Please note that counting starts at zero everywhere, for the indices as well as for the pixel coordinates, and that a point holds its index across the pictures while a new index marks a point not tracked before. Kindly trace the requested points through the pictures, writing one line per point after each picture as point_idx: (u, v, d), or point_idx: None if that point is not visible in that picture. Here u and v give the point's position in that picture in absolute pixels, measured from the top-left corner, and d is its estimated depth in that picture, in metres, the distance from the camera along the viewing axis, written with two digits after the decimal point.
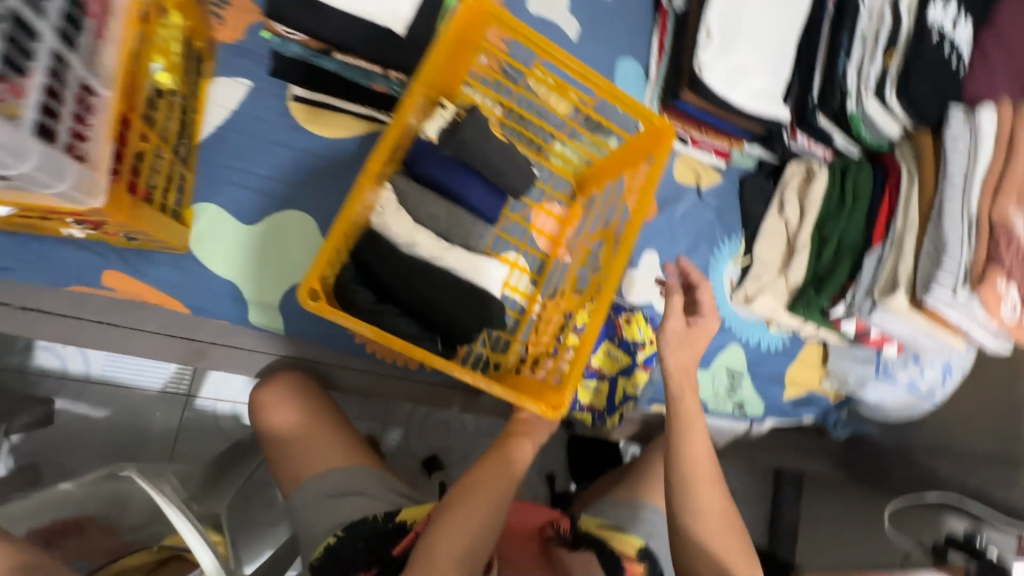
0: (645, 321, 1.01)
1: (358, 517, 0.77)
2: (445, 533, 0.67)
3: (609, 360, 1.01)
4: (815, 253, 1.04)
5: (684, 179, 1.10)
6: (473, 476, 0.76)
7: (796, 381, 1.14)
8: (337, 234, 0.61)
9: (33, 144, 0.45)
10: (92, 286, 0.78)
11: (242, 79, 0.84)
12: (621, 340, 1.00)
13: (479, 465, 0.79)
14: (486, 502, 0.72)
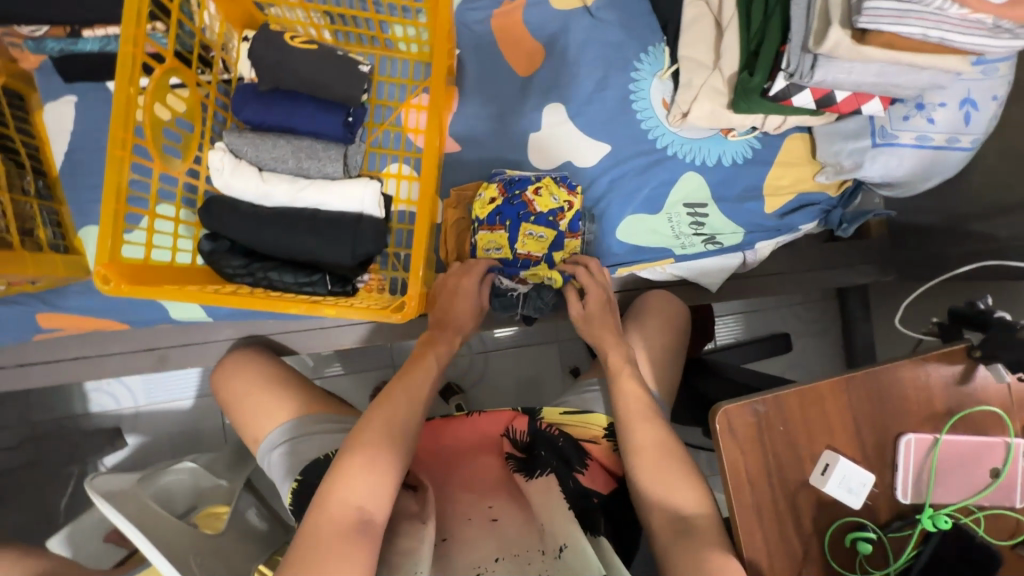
0: (558, 186, 0.85)
1: (315, 458, 0.80)
2: (340, 481, 0.60)
3: (535, 242, 0.85)
4: (744, 23, 0.82)
5: (566, 5, 0.92)
6: (372, 413, 0.68)
7: (780, 188, 0.94)
8: (113, 203, 0.58)
9: None
10: (45, 331, 0.88)
11: (64, 96, 0.83)
12: (537, 216, 0.84)
13: (379, 398, 0.71)
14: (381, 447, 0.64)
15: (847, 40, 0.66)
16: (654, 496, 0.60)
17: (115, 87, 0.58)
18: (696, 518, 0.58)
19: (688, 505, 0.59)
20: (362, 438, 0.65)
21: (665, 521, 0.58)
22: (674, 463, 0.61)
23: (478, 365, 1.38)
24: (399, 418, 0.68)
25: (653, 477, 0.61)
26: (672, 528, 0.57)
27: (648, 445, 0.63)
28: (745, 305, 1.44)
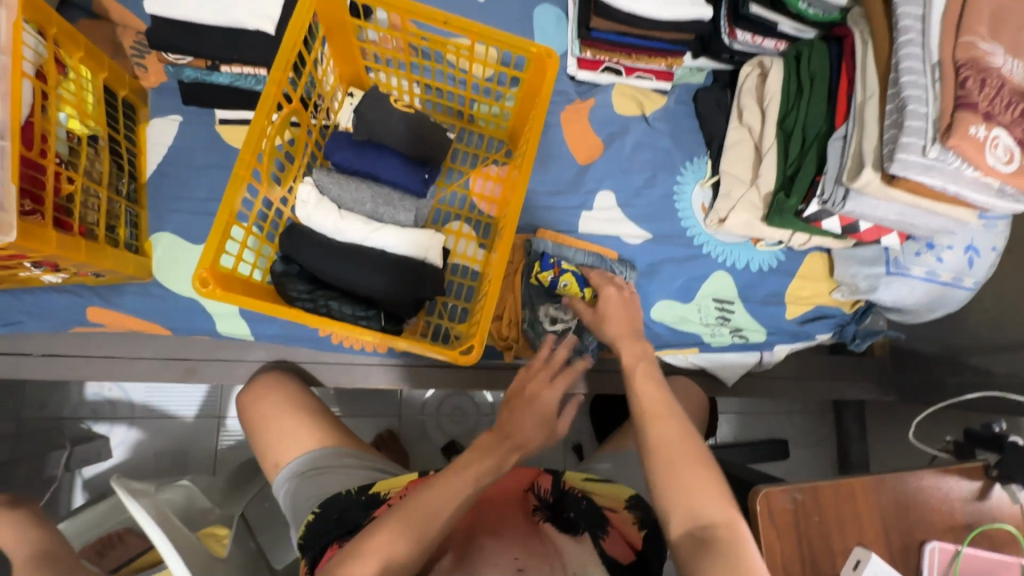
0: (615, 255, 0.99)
1: (336, 492, 0.79)
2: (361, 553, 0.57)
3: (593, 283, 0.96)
4: (781, 152, 0.94)
5: (626, 111, 1.04)
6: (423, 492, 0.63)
7: (800, 298, 1.02)
8: (226, 214, 0.65)
9: None
10: (82, 325, 0.89)
11: (173, 115, 0.91)
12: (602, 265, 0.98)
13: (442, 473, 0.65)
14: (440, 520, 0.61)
15: (876, 180, 0.76)
16: (676, 505, 0.57)
17: (253, 116, 0.67)
18: (715, 527, 0.56)
19: (711, 516, 0.57)
20: (419, 508, 0.61)
21: (683, 531, 0.56)
22: (702, 467, 0.59)
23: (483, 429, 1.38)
24: (459, 486, 0.64)
25: (671, 492, 0.58)
26: (689, 539, 0.56)
27: (667, 450, 0.60)
28: (747, 407, 1.49)
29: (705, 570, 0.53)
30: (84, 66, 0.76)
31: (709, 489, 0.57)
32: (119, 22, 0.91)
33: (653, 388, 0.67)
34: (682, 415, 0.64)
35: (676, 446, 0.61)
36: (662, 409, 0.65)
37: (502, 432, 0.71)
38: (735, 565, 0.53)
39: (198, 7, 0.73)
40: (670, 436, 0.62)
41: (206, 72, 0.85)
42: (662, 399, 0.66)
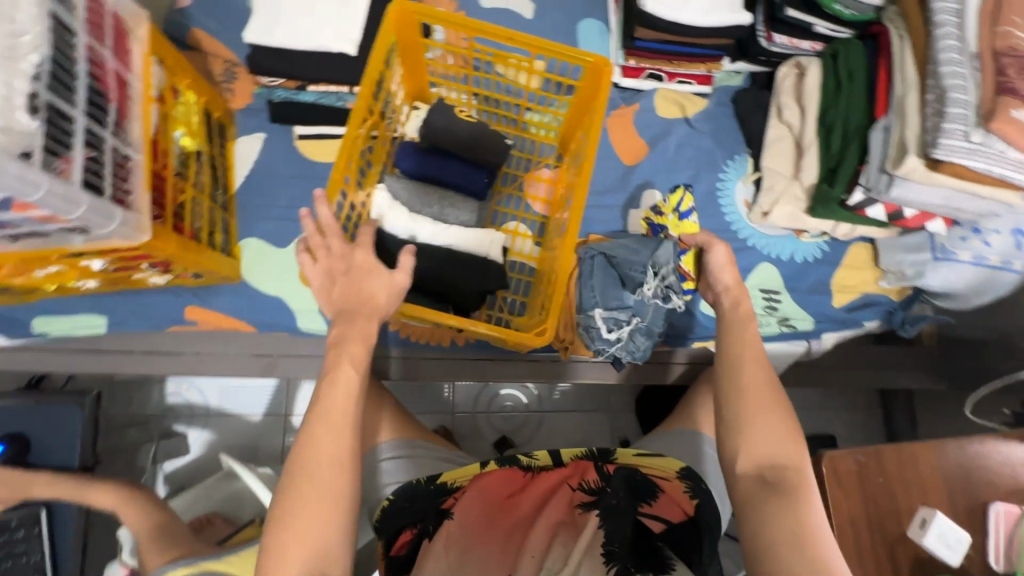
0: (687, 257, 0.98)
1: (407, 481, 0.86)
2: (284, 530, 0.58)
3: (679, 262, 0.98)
4: (823, 146, 0.98)
5: (668, 113, 1.10)
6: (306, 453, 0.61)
7: (847, 287, 1.05)
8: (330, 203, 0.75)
9: (116, 207, 0.63)
10: (180, 324, 0.99)
11: (257, 133, 1.01)
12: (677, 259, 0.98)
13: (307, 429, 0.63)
14: (340, 437, 0.63)
15: (921, 167, 0.80)
16: (746, 444, 0.68)
17: (346, 128, 0.76)
18: (784, 468, 0.66)
19: (778, 459, 0.67)
20: (315, 436, 0.62)
21: (752, 469, 0.67)
22: (776, 411, 0.69)
23: (532, 425, 1.43)
24: (342, 407, 0.64)
25: (742, 432, 0.69)
26: (755, 477, 0.66)
27: (750, 392, 0.70)
28: (791, 401, 1.50)
29: (767, 503, 0.63)
30: (191, 92, 0.87)
31: (779, 429, 0.68)
32: (211, 52, 1.02)
33: (750, 338, 0.75)
34: (772, 366, 0.73)
35: (755, 391, 0.70)
36: (757, 358, 0.73)
37: (348, 298, 0.70)
38: (797, 504, 0.62)
39: (291, 35, 0.83)
40: (761, 380, 0.71)
41: (296, 91, 0.92)
42: (757, 349, 0.74)
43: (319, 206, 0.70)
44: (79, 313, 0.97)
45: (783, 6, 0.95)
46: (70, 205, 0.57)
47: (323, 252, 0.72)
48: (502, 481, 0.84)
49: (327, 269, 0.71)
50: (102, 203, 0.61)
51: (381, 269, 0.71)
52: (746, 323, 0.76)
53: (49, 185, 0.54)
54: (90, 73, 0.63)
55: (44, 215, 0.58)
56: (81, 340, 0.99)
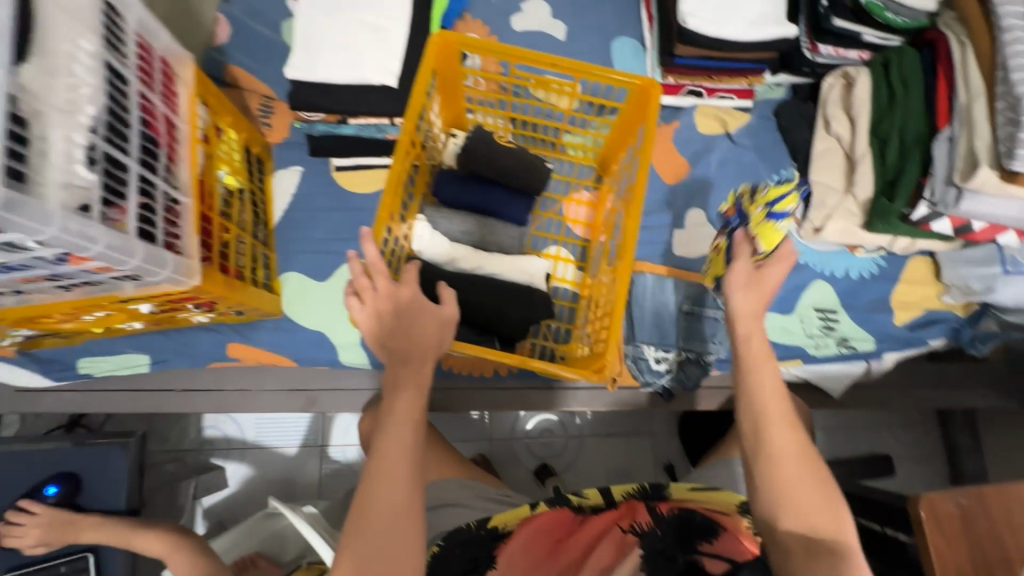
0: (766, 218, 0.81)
1: (456, 526, 0.83)
2: None
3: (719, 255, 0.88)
4: (878, 158, 0.94)
5: (709, 130, 1.07)
6: (365, 501, 0.59)
7: (907, 303, 1.01)
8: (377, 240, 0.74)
9: (169, 254, 0.62)
10: (222, 360, 0.98)
11: (294, 166, 1.01)
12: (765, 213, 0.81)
13: (367, 476, 0.61)
14: (399, 486, 0.60)
15: (994, 179, 0.76)
16: (788, 509, 0.65)
17: (392, 163, 0.74)
18: (825, 532, 0.65)
19: (824, 520, 0.65)
20: (374, 489, 0.60)
21: (795, 534, 0.64)
22: (809, 474, 0.67)
23: (571, 451, 1.39)
24: (401, 455, 0.62)
25: (783, 498, 0.66)
26: (801, 546, 0.64)
27: (780, 457, 0.67)
28: (841, 420, 1.43)
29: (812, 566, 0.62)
30: (232, 130, 0.86)
31: (814, 494, 0.66)
32: (247, 87, 1.03)
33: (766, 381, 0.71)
34: (798, 419, 0.70)
35: (787, 453, 0.67)
36: (781, 408, 0.70)
37: (397, 340, 0.68)
38: (841, 566, 0.62)
39: (331, 69, 0.82)
40: (788, 432, 0.69)
41: (336, 125, 0.91)
42: (777, 399, 0.71)
43: (366, 244, 0.68)
44: (121, 352, 0.96)
45: (830, 15, 0.92)
46: (128, 255, 0.56)
47: (369, 295, 0.68)
48: (553, 526, 0.80)
49: (375, 310, 0.68)
50: (157, 250, 0.60)
51: (430, 306, 0.69)
52: (767, 366, 0.72)
53: (109, 239, 0.53)
54: (143, 120, 0.62)
55: (101, 266, 0.56)
56: (124, 379, 0.99)
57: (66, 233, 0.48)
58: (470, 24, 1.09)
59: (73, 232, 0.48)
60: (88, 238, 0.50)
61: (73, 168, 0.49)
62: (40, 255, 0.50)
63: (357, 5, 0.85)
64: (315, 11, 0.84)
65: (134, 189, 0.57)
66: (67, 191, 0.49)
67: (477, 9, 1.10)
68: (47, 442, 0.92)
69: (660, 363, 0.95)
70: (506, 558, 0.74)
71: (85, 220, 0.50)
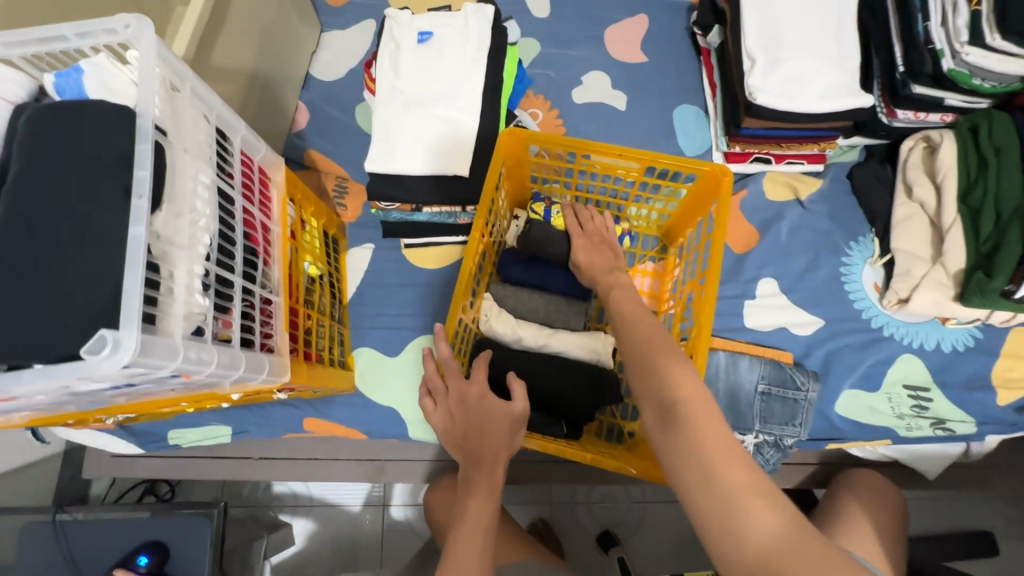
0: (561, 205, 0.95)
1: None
2: None
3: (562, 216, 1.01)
4: (971, 228, 0.89)
5: (779, 196, 1.04)
6: None
7: (1011, 380, 0.93)
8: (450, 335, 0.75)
9: (266, 357, 0.66)
10: (297, 432, 1.01)
11: (367, 244, 1.05)
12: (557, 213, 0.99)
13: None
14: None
15: None
16: (646, 390, 0.61)
17: (463, 259, 0.77)
18: (681, 398, 0.58)
19: (677, 387, 0.58)
20: None
21: (652, 412, 0.60)
22: (645, 324, 0.68)
23: (635, 518, 1.35)
24: (475, 561, 0.62)
25: (647, 372, 0.62)
26: (659, 415, 0.59)
27: (634, 331, 0.67)
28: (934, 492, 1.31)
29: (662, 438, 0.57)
30: (313, 218, 0.91)
31: (675, 367, 0.60)
32: (325, 170, 1.09)
33: (637, 327, 0.68)
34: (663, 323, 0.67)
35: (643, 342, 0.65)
36: (645, 316, 0.70)
37: (470, 441, 0.69)
38: (690, 430, 0.55)
39: (407, 161, 0.86)
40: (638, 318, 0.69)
41: (410, 213, 0.93)
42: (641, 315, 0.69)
43: (440, 342, 0.70)
44: (207, 424, 1.02)
45: (908, 83, 0.89)
46: (234, 367, 0.59)
47: (443, 395, 0.71)
48: None
49: (448, 411, 0.70)
50: (256, 356, 0.64)
51: (500, 405, 0.69)
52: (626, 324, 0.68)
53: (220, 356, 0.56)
54: (244, 232, 0.67)
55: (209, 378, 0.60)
56: (208, 448, 1.05)
57: (188, 361, 0.51)
58: (532, 99, 1.12)
59: (193, 357, 0.52)
60: (204, 361, 0.53)
61: (193, 296, 0.54)
62: (160, 377, 0.54)
63: (430, 100, 0.89)
64: (390, 106, 0.89)
65: (239, 302, 0.61)
66: (187, 319, 0.53)
67: (539, 85, 1.13)
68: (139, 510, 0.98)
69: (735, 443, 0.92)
70: None
71: (201, 344, 0.54)
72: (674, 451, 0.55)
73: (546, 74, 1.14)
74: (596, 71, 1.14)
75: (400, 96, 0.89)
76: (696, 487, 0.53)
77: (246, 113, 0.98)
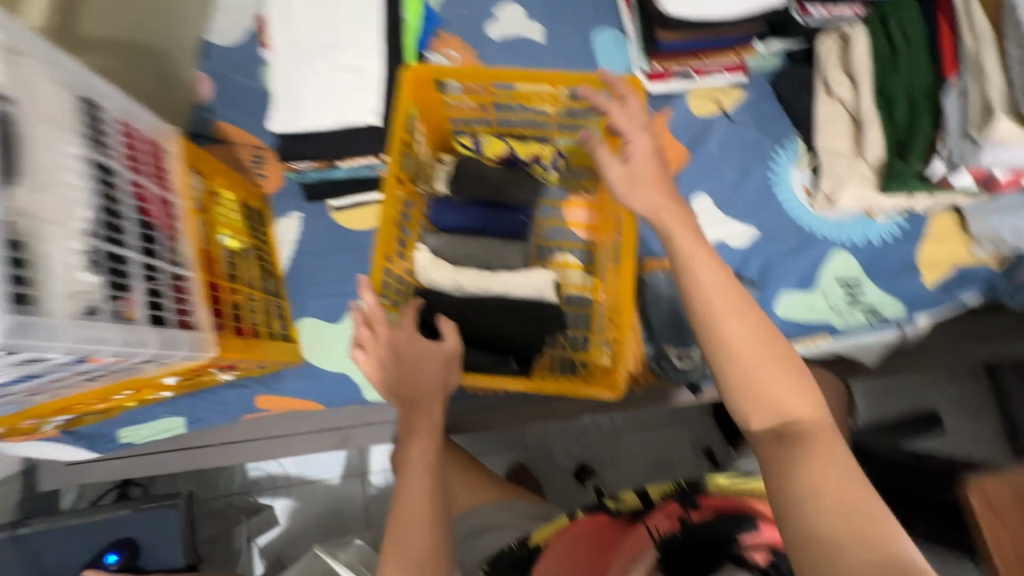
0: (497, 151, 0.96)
1: (497, 548, 0.85)
2: None
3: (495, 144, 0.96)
4: (886, 117, 0.91)
5: (705, 112, 1.03)
6: (395, 548, 0.61)
7: (936, 263, 0.96)
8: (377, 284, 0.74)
9: (183, 332, 0.63)
10: (253, 412, 1.00)
11: (294, 213, 1.01)
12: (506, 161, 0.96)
13: (394, 519, 0.63)
14: (419, 535, 0.62)
15: (1013, 128, 0.73)
16: (759, 403, 0.53)
17: (382, 207, 0.75)
18: (799, 423, 0.52)
19: (801, 413, 0.52)
20: (400, 529, 0.62)
21: (766, 428, 0.52)
22: (731, 286, 0.57)
23: (608, 448, 1.39)
24: (427, 495, 0.65)
25: (752, 389, 0.53)
26: (770, 433, 0.52)
27: (715, 293, 0.56)
28: (884, 382, 1.38)
29: (787, 467, 0.50)
30: (229, 190, 0.87)
31: (786, 384, 0.53)
32: (238, 141, 1.04)
33: (724, 294, 0.56)
34: (734, 276, 0.58)
35: (715, 303, 0.56)
36: (727, 281, 0.57)
37: (405, 384, 0.71)
38: (813, 457, 0.49)
39: (311, 117, 0.82)
40: (710, 278, 0.57)
41: (328, 169, 0.90)
42: (717, 272, 0.58)
43: (364, 293, 0.70)
44: (158, 418, 0.99)
45: None
46: (143, 345, 0.58)
47: (372, 343, 0.70)
48: (591, 534, 0.82)
49: (378, 358, 0.70)
50: (171, 333, 0.62)
51: (428, 346, 0.70)
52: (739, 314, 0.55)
53: (121, 333, 0.55)
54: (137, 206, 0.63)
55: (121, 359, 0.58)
56: (166, 441, 1.03)
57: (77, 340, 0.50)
58: (446, 41, 1.06)
59: (84, 337, 0.51)
60: (101, 340, 0.53)
61: (75, 275, 0.52)
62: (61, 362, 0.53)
63: (326, 48, 0.83)
64: (283, 62, 0.83)
65: (138, 278, 0.59)
66: (72, 299, 0.52)
67: (452, 24, 1.08)
68: (104, 512, 0.96)
69: (682, 360, 0.93)
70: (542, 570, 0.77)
71: (92, 322, 0.52)
72: (786, 470, 0.49)
73: (457, 11, 1.08)
74: (509, 3, 1.09)
75: (295, 48, 0.84)
76: (806, 499, 0.47)
77: None
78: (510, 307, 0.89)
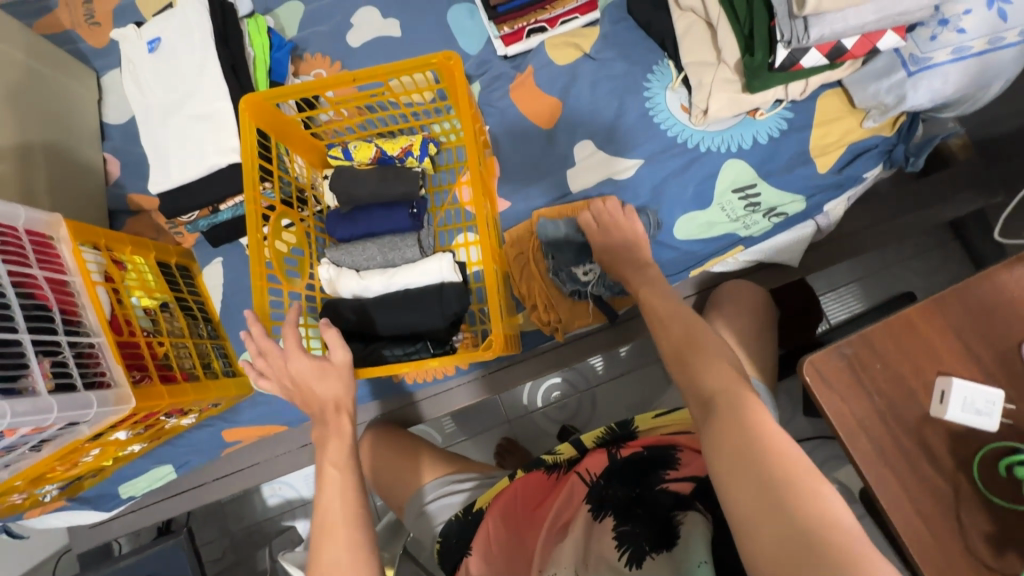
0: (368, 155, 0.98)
1: (448, 519, 0.91)
2: None
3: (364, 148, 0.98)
4: (731, 16, 0.88)
5: (567, 59, 1.03)
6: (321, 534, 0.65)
7: (828, 146, 0.93)
8: (258, 302, 0.81)
9: (89, 392, 0.72)
10: (226, 446, 1.09)
11: (216, 258, 1.08)
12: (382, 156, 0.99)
13: (319, 511, 0.67)
14: (341, 525, 0.65)
15: None
16: (687, 383, 0.58)
17: (248, 236, 0.81)
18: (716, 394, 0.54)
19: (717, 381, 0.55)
20: (322, 519, 0.66)
21: (694, 404, 0.55)
22: (679, 317, 0.65)
23: (586, 404, 1.42)
24: (341, 484, 0.69)
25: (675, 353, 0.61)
26: (699, 408, 0.55)
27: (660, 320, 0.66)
28: (848, 275, 1.33)
29: (708, 432, 0.51)
30: (141, 254, 0.95)
31: (713, 365, 0.56)
32: (152, 207, 1.11)
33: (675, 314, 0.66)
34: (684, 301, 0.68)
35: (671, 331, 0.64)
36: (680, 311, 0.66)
37: (305, 395, 0.75)
38: (740, 414, 0.50)
39: (183, 172, 0.89)
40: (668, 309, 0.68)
41: (214, 214, 0.95)
42: (666, 306, 0.68)
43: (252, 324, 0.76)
44: (148, 470, 1.10)
45: None
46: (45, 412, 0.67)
47: (268, 368, 0.77)
48: (533, 492, 0.86)
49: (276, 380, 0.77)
50: (74, 395, 0.70)
51: (317, 359, 0.75)
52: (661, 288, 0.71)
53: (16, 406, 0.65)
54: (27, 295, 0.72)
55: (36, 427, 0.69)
56: (164, 488, 1.13)
57: None
58: (311, 62, 1.10)
59: None
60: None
61: None
62: None
63: (183, 105, 0.90)
64: (151, 129, 0.91)
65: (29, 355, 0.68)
66: None
67: (313, 44, 1.11)
68: (124, 558, 1.08)
69: (585, 273, 0.94)
70: (486, 538, 0.81)
71: None
72: (715, 436, 0.50)
73: (316, 30, 1.12)
74: (362, 7, 1.11)
75: (157, 112, 0.91)
76: (724, 475, 0.48)
77: (36, 181, 0.99)
78: (410, 298, 0.92)
